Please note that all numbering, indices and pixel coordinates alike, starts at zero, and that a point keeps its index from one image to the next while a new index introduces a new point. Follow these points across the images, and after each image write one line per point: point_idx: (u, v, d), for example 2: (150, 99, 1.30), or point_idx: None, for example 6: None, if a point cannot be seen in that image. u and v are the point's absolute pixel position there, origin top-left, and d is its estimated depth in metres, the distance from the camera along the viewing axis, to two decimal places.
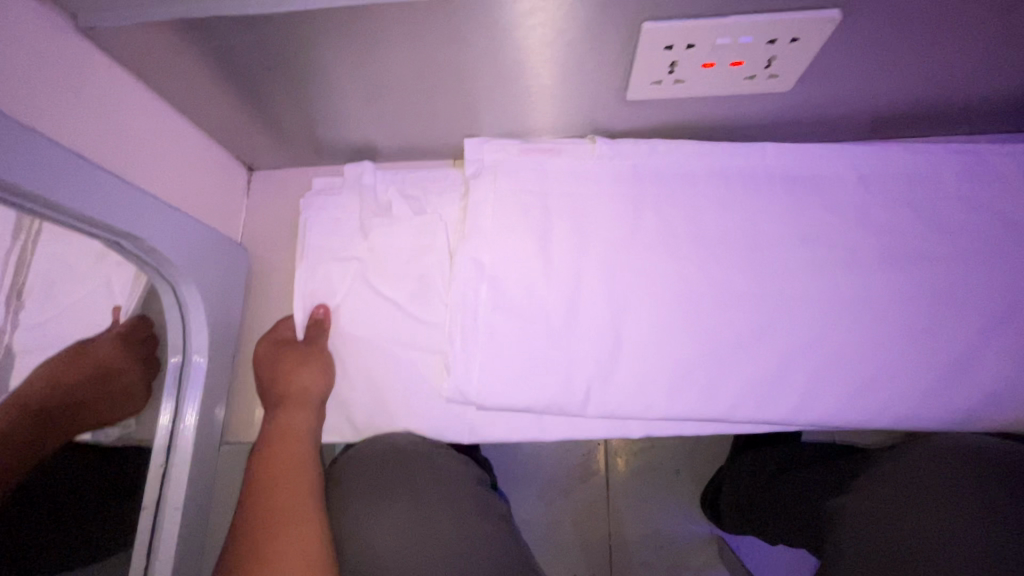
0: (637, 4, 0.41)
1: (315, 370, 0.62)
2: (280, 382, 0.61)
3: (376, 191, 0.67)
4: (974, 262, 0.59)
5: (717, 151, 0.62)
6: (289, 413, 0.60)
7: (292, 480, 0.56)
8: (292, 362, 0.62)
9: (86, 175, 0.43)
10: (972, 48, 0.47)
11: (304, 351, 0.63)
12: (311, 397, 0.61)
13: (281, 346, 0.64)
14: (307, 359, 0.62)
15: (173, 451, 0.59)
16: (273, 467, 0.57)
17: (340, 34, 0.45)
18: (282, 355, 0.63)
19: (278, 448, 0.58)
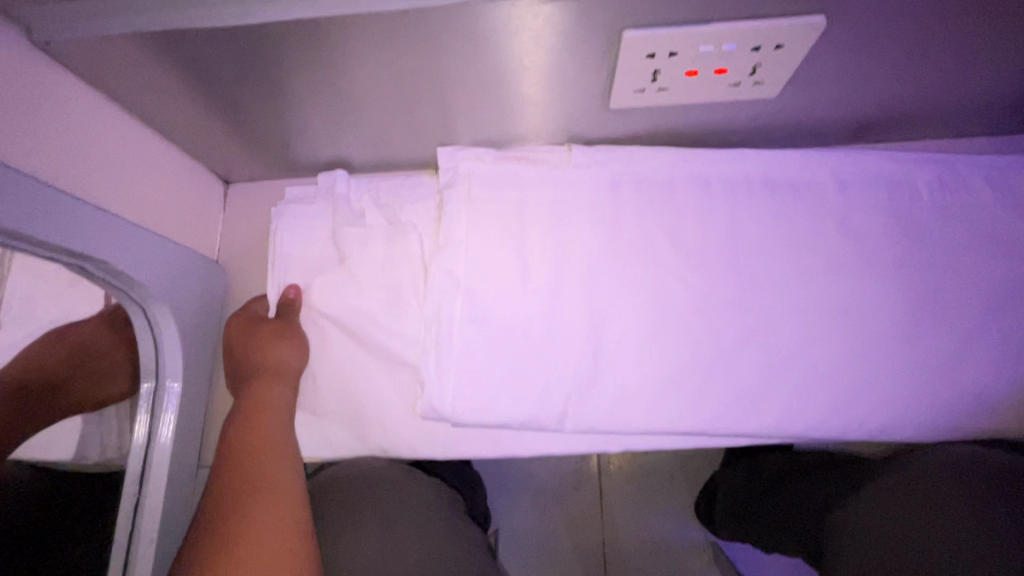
0: (618, 11, 0.39)
1: (292, 345, 0.60)
2: (256, 357, 0.60)
3: (350, 202, 0.64)
4: (965, 270, 0.58)
5: (703, 159, 0.61)
6: (267, 386, 0.59)
7: (272, 450, 0.55)
8: (268, 337, 0.60)
9: (37, 196, 0.40)
10: (958, 52, 0.46)
11: (279, 326, 0.61)
12: (289, 371, 0.60)
13: (255, 321, 0.63)
14: (283, 334, 0.61)
15: (149, 478, 0.57)
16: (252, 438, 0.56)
17: (312, 45, 0.43)
18: (256, 331, 0.62)
19: (257, 419, 0.57)
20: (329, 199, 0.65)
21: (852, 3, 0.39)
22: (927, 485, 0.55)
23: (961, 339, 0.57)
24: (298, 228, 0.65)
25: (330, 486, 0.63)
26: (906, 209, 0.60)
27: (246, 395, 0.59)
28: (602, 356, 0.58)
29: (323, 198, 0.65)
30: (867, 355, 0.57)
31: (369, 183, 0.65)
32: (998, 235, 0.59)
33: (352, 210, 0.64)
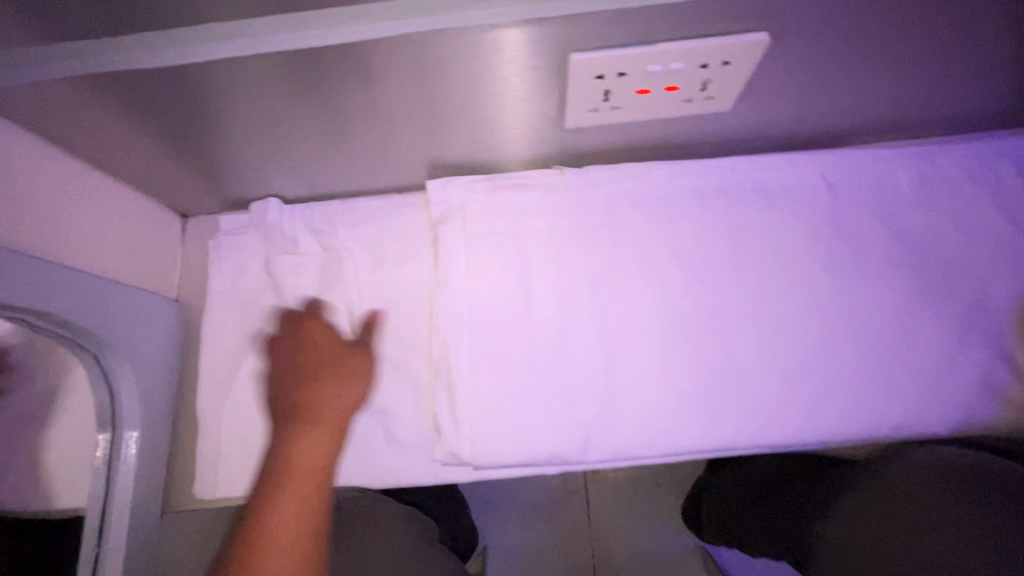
0: (562, 33, 0.39)
1: (357, 387, 0.55)
2: (315, 367, 0.54)
3: (282, 227, 0.63)
4: (930, 267, 0.59)
5: (665, 172, 0.61)
6: (309, 427, 0.51)
7: (297, 505, 0.46)
8: (329, 367, 0.55)
9: None
10: (903, 57, 0.47)
11: (347, 359, 0.56)
12: (341, 420, 0.52)
13: (325, 340, 0.57)
14: (355, 370, 0.55)
15: (109, 529, 0.53)
16: (289, 485, 0.47)
17: (255, 78, 0.42)
18: (359, 357, 0.55)
19: (299, 455, 0.49)
20: (265, 228, 0.63)
21: (791, 18, 0.39)
22: (917, 490, 0.54)
23: (954, 340, 0.57)
24: (256, 256, 0.64)
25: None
26: (875, 210, 0.61)
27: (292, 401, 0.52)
28: (574, 375, 0.57)
29: (255, 228, 0.64)
30: (842, 360, 0.57)
31: (304, 210, 0.64)
32: (979, 225, 0.60)
33: (285, 237, 0.63)
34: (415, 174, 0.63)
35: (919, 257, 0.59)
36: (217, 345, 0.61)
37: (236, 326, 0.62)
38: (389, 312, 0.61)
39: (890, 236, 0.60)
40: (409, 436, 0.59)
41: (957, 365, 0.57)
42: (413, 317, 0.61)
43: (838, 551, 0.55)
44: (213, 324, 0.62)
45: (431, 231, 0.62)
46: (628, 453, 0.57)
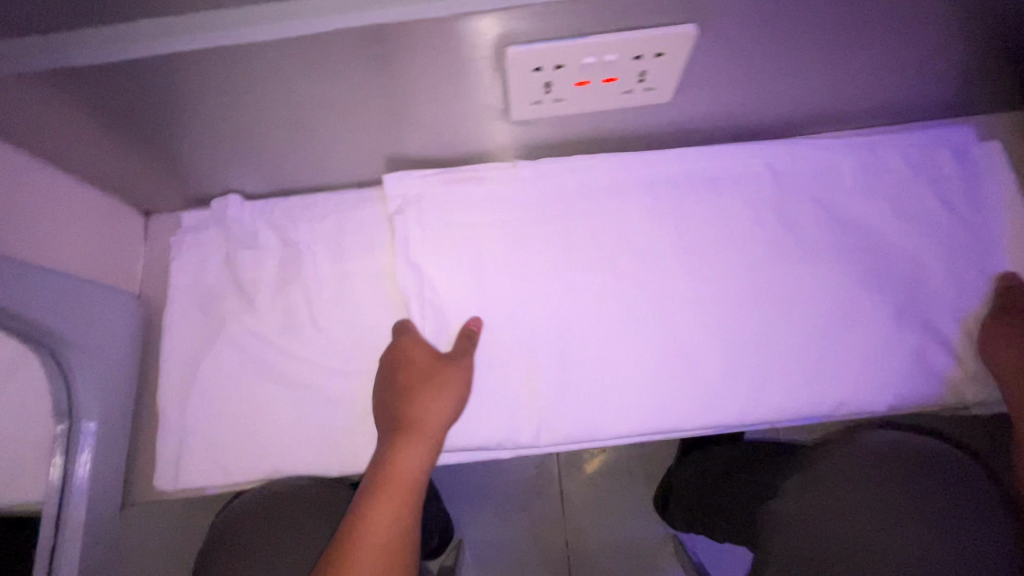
0: (494, 27, 0.41)
1: (448, 401, 0.55)
2: (427, 385, 0.55)
3: (243, 223, 0.64)
4: (873, 253, 0.61)
5: (617, 163, 0.63)
6: (408, 440, 0.54)
7: (389, 515, 0.51)
8: (422, 383, 0.56)
9: None
10: (829, 48, 0.49)
11: (445, 373, 0.56)
12: (433, 434, 0.55)
13: (423, 355, 0.57)
14: (445, 384, 0.56)
15: (63, 524, 0.52)
16: (385, 494, 0.52)
17: (202, 72, 0.44)
18: (437, 371, 0.56)
19: (394, 468, 0.53)
20: (226, 224, 0.64)
21: (713, 9, 0.41)
22: (889, 480, 0.55)
23: (894, 323, 0.59)
24: (216, 250, 0.64)
25: (248, 512, 0.60)
26: (821, 198, 0.63)
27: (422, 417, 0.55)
28: (529, 360, 0.59)
29: (217, 223, 0.65)
30: (789, 343, 0.59)
31: (265, 206, 0.65)
32: (914, 212, 0.62)
33: (246, 232, 0.64)
34: (373, 168, 0.64)
35: (862, 244, 0.61)
36: (179, 339, 0.62)
37: (198, 320, 0.63)
38: (349, 304, 0.62)
39: (834, 222, 0.62)
40: (364, 427, 0.59)
41: (900, 347, 0.59)
42: (372, 308, 0.62)
43: (809, 540, 0.56)
44: (175, 318, 0.63)
45: (389, 224, 0.64)
46: (582, 437, 0.58)
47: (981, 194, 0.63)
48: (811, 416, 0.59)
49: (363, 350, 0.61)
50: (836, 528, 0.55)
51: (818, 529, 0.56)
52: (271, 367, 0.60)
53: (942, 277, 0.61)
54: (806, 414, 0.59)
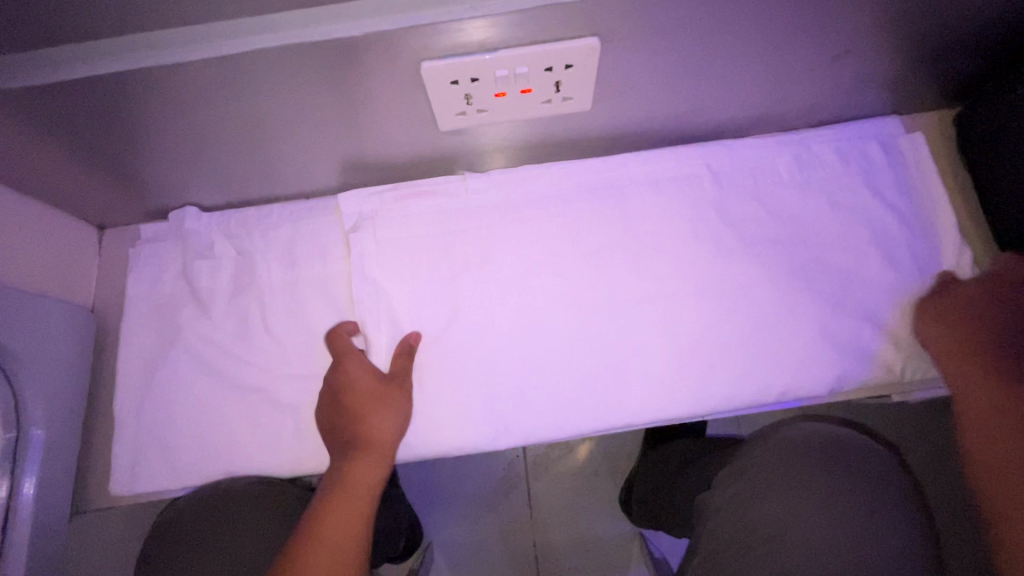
0: (410, 43, 0.44)
1: (392, 413, 0.56)
2: (370, 396, 0.56)
3: (199, 235, 0.67)
4: (806, 247, 0.63)
5: (556, 169, 0.65)
6: (354, 453, 0.54)
7: (334, 526, 0.50)
8: (365, 395, 0.56)
9: None
10: (736, 53, 0.52)
11: (386, 389, 0.57)
12: (384, 443, 0.55)
13: (364, 374, 0.58)
14: (389, 399, 0.56)
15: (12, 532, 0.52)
16: (331, 505, 0.51)
17: (136, 93, 0.46)
18: (377, 388, 0.57)
19: (340, 480, 0.53)
20: (181, 236, 0.66)
21: (615, 20, 0.44)
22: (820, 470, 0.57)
23: (827, 314, 0.61)
24: (170, 261, 0.66)
25: (198, 515, 0.61)
26: (757, 197, 0.65)
27: (368, 425, 0.55)
28: (477, 360, 0.61)
29: (173, 235, 0.67)
30: (726, 337, 0.61)
31: (222, 219, 0.67)
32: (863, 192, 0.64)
33: (201, 244, 0.66)
34: (325, 178, 0.66)
35: (795, 239, 0.63)
36: (133, 349, 0.64)
37: (154, 328, 0.64)
38: (299, 310, 0.64)
39: (767, 219, 0.64)
40: (316, 428, 0.61)
41: (837, 336, 0.61)
42: (323, 314, 0.64)
43: (742, 525, 0.56)
44: (131, 327, 0.64)
45: (345, 239, 0.65)
46: (529, 433, 0.60)
47: (907, 185, 0.65)
48: (750, 408, 0.61)
49: (312, 353, 0.63)
50: (761, 507, 0.57)
51: (753, 513, 0.57)
52: (223, 372, 0.62)
53: (880, 268, 0.62)
54: (745, 405, 0.60)
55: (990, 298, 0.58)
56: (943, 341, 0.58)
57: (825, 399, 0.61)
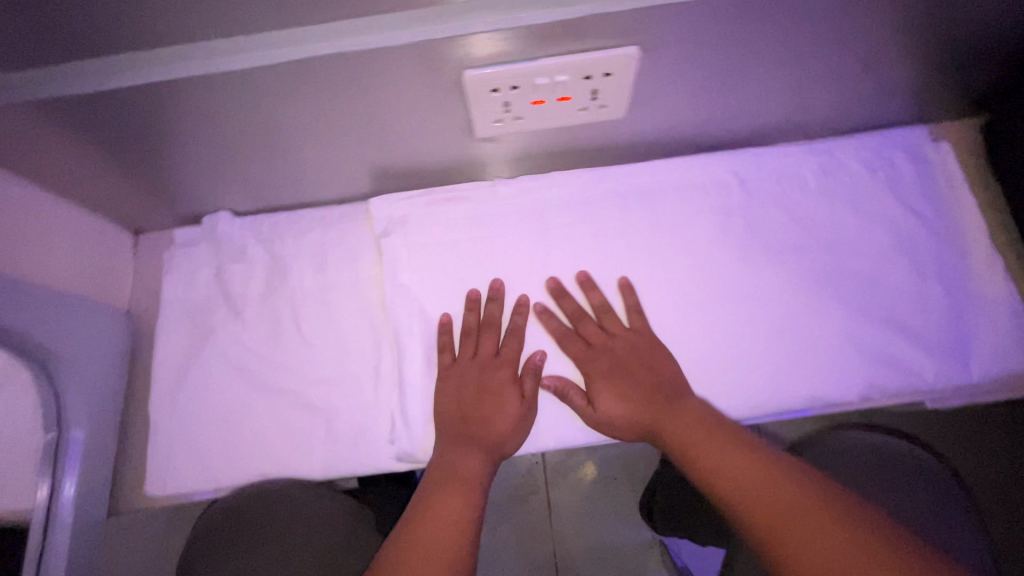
0: (456, 51, 0.45)
1: (515, 421, 0.59)
2: (495, 401, 0.59)
3: (231, 238, 0.67)
4: (838, 253, 0.63)
5: (586, 176, 0.66)
6: (472, 451, 0.57)
7: (453, 513, 0.51)
8: (492, 398, 0.59)
9: None
10: (771, 60, 0.53)
11: (512, 398, 0.59)
12: (498, 444, 0.57)
13: (498, 379, 0.60)
14: (515, 409, 0.59)
15: (52, 531, 0.53)
16: (446, 494, 0.53)
17: (186, 100, 0.48)
18: (512, 407, 0.59)
19: (459, 472, 0.55)
20: (214, 240, 0.67)
21: (655, 27, 0.45)
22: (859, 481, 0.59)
23: (860, 321, 0.61)
24: (202, 263, 0.67)
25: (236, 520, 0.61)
26: (788, 203, 0.65)
27: (490, 426, 0.58)
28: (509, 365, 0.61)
29: (206, 238, 0.68)
30: (761, 345, 0.61)
31: (254, 223, 0.68)
32: (893, 199, 0.64)
33: (234, 247, 0.67)
34: (357, 184, 0.67)
35: (827, 245, 0.63)
36: (166, 351, 0.64)
37: (187, 331, 0.65)
38: (331, 313, 0.64)
39: (798, 225, 0.64)
40: (348, 432, 0.61)
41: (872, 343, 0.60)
42: (355, 317, 0.64)
43: None
44: (164, 329, 0.65)
45: (376, 245, 0.66)
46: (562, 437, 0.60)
47: (937, 191, 0.65)
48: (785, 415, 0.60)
49: (344, 357, 0.63)
50: None
51: None
52: (255, 375, 0.63)
53: (911, 275, 0.62)
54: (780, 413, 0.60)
55: (635, 348, 0.60)
56: (630, 414, 0.58)
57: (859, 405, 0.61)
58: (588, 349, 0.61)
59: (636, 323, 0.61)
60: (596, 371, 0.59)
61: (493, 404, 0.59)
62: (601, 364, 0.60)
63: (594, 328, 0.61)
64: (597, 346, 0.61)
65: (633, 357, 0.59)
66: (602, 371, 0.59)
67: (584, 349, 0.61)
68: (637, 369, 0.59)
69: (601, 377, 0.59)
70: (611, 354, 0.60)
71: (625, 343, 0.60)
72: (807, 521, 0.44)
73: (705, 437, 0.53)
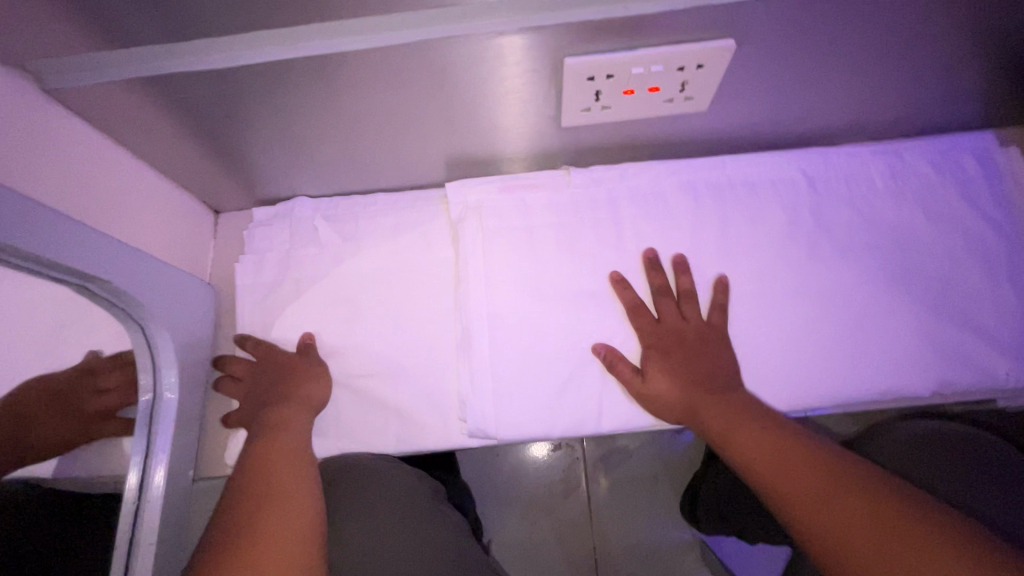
0: (562, 40, 0.46)
1: (316, 386, 0.61)
2: (283, 383, 0.61)
3: (309, 220, 0.70)
4: (909, 251, 0.64)
5: (656, 170, 0.68)
6: (285, 412, 0.58)
7: (294, 462, 0.53)
8: (289, 378, 0.61)
9: (70, 231, 0.44)
10: (858, 64, 0.54)
11: (284, 371, 0.62)
12: (308, 406, 0.60)
13: (282, 363, 0.63)
14: (306, 376, 0.61)
15: (146, 487, 0.58)
16: (277, 446, 0.54)
17: (293, 83, 0.49)
18: (286, 374, 0.62)
19: (277, 431, 0.56)
20: (293, 220, 0.70)
21: (752, 27, 0.47)
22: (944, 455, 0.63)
23: (928, 317, 0.61)
24: (279, 243, 0.69)
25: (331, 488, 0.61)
26: (858, 201, 0.66)
27: (271, 401, 0.60)
28: (580, 347, 0.62)
29: (284, 219, 0.70)
30: (834, 337, 0.61)
31: (331, 204, 0.70)
32: (964, 200, 0.65)
33: (311, 229, 0.69)
34: (435, 171, 0.69)
35: (898, 243, 0.64)
36: (245, 326, 0.66)
37: (265, 308, 0.67)
38: (405, 294, 0.66)
39: (868, 223, 0.65)
40: (421, 408, 0.63)
41: (947, 340, 0.61)
42: (429, 298, 0.66)
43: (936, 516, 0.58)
44: (243, 306, 0.67)
45: (450, 229, 0.68)
46: (631, 421, 0.61)
47: (1007, 193, 0.66)
48: (854, 407, 0.61)
49: (417, 337, 0.65)
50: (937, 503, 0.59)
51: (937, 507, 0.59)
52: (333, 351, 0.65)
53: (978, 277, 0.63)
54: (849, 405, 0.61)
55: (704, 337, 0.60)
56: (670, 391, 0.57)
57: (930, 400, 0.61)
58: (656, 324, 0.61)
59: (715, 316, 0.61)
60: (659, 347, 0.60)
61: (284, 382, 0.61)
62: (665, 341, 0.60)
63: (673, 308, 0.62)
64: (665, 324, 0.61)
65: (701, 341, 0.60)
66: (666, 348, 0.59)
67: (653, 324, 0.61)
68: (699, 354, 0.59)
69: (662, 354, 0.59)
70: (676, 332, 0.60)
71: (694, 329, 0.60)
72: (826, 488, 0.45)
73: (742, 410, 0.54)
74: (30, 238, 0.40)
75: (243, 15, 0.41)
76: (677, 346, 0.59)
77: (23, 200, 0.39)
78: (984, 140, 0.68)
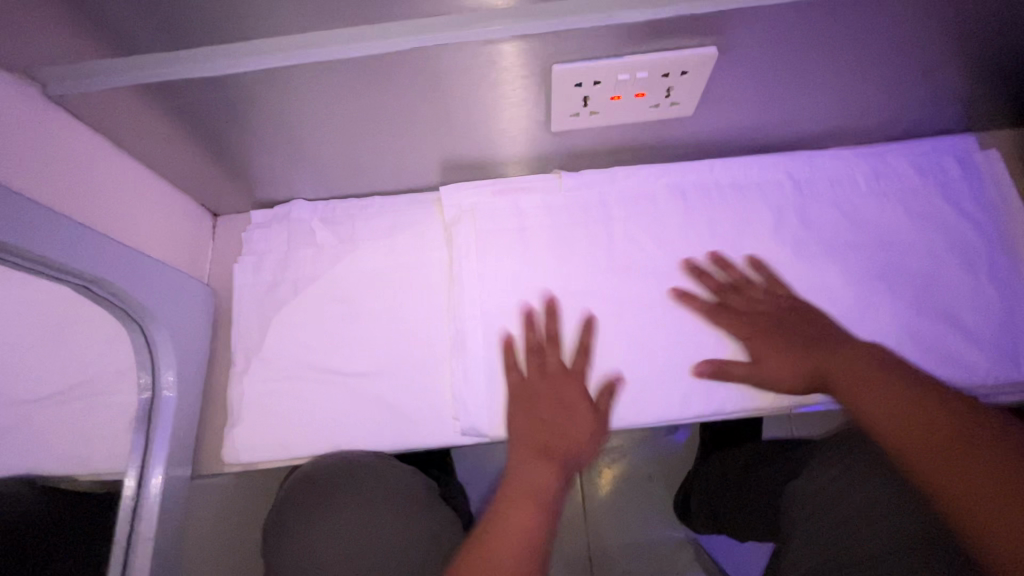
0: (550, 47, 0.48)
1: (587, 427, 0.60)
2: (567, 416, 0.60)
3: (306, 222, 0.71)
4: (893, 251, 0.65)
5: (645, 173, 0.69)
6: (547, 463, 0.57)
7: (518, 525, 0.51)
8: (560, 408, 0.60)
9: (72, 233, 0.45)
10: (838, 69, 0.56)
11: (567, 400, 0.61)
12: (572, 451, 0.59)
13: (551, 383, 0.61)
14: (575, 407, 0.60)
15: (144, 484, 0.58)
16: (512, 508, 0.53)
17: (289, 89, 0.51)
18: (566, 397, 0.61)
19: (526, 487, 0.55)
20: (291, 223, 0.71)
21: (733, 34, 0.48)
22: None
23: (912, 315, 0.63)
24: (276, 245, 0.70)
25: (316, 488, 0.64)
26: (842, 203, 0.67)
27: (547, 439, 0.59)
28: (573, 346, 0.63)
29: (282, 221, 0.72)
30: None
31: (327, 207, 0.72)
32: (947, 201, 0.67)
33: (309, 231, 0.71)
34: (430, 175, 0.71)
35: (881, 243, 0.66)
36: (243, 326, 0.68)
37: (261, 309, 0.68)
38: (400, 294, 0.68)
39: (852, 224, 0.66)
40: (415, 405, 0.64)
41: (930, 338, 0.62)
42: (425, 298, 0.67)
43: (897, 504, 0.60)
44: (240, 306, 0.68)
45: (445, 231, 0.70)
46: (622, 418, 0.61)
47: (987, 194, 0.67)
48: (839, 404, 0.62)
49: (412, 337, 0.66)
50: None
51: None
52: (329, 351, 0.66)
53: (960, 275, 0.64)
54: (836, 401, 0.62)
55: (797, 308, 0.61)
56: (791, 367, 0.58)
57: None
58: (739, 314, 0.63)
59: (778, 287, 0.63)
60: (754, 334, 0.61)
61: (588, 411, 0.60)
62: (758, 325, 0.61)
63: (739, 296, 0.63)
64: (748, 311, 0.63)
65: (790, 314, 0.61)
66: (761, 333, 0.61)
67: (732, 317, 0.63)
68: (792, 329, 0.60)
69: (760, 340, 0.61)
70: (759, 316, 0.62)
71: (778, 307, 0.62)
72: (984, 463, 0.40)
73: (873, 380, 0.50)
74: (33, 240, 0.41)
75: (241, 24, 0.43)
76: (780, 329, 0.60)
77: (27, 203, 0.41)
78: (965, 143, 0.70)
